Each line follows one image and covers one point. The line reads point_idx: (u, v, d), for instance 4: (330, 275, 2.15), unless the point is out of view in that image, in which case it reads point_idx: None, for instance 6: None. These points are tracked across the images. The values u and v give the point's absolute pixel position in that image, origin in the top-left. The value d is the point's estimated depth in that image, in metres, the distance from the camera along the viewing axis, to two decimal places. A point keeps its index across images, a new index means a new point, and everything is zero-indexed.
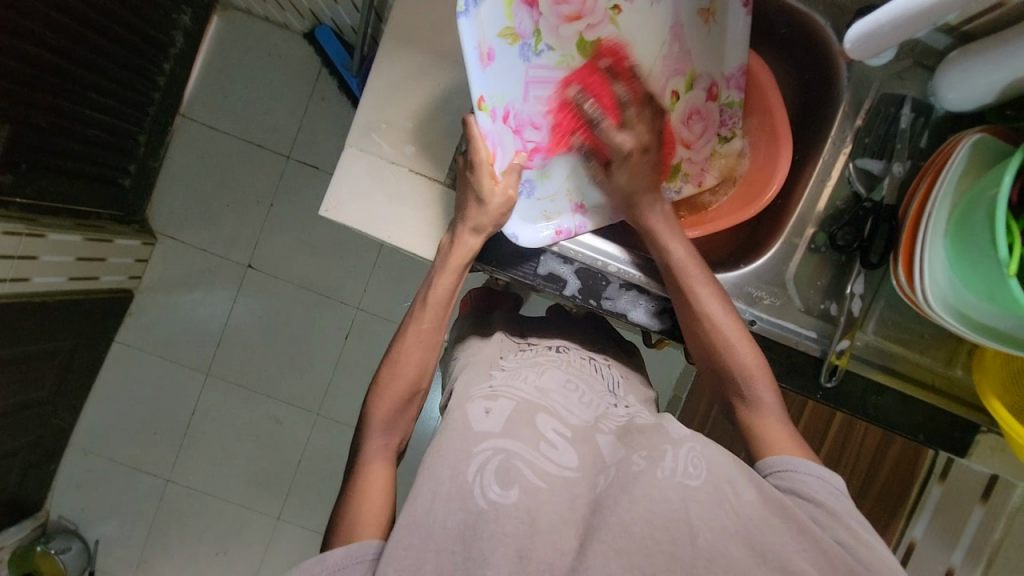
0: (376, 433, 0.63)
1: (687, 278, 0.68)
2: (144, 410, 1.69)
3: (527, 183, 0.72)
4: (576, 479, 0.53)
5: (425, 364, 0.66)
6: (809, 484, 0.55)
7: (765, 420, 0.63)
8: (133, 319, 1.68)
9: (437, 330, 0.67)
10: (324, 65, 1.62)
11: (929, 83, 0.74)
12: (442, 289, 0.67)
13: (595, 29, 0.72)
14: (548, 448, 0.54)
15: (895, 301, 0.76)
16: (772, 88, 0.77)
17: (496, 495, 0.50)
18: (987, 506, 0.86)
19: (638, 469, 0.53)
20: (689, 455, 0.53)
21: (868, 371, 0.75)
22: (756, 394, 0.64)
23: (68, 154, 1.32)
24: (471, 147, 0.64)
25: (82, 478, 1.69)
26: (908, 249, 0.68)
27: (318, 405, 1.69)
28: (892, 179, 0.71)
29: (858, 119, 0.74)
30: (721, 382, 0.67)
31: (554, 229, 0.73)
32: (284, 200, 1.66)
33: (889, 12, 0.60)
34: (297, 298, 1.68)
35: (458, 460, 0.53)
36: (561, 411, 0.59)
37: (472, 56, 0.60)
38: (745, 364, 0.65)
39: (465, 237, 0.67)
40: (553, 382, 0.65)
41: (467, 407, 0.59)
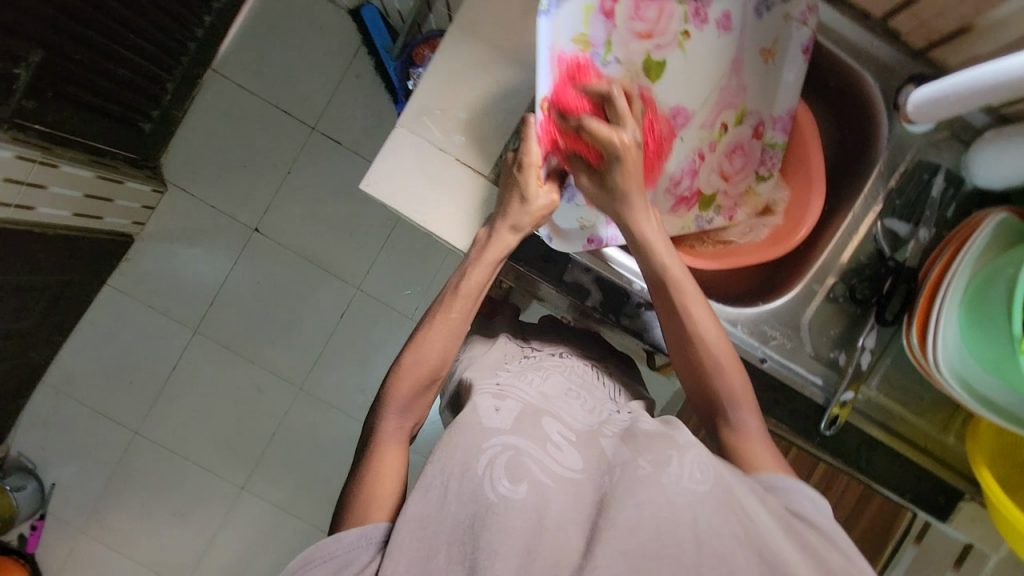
0: (391, 414, 0.62)
1: (677, 294, 0.64)
2: (125, 358, 1.66)
3: (568, 187, 0.71)
4: (583, 482, 0.54)
5: (447, 353, 0.65)
6: (807, 505, 0.53)
7: (750, 444, 0.62)
8: (129, 264, 1.65)
9: (463, 320, 0.66)
10: (364, 44, 1.63)
11: (962, 156, 0.76)
12: (475, 280, 0.66)
13: (663, 50, 0.72)
14: (554, 448, 0.55)
15: (901, 361, 0.77)
16: (812, 141, 0.80)
17: (506, 489, 0.51)
18: (958, 572, 0.88)
19: (644, 472, 0.52)
20: (695, 460, 0.53)
21: (866, 426, 0.77)
22: (740, 418, 0.63)
23: (94, 90, 1.30)
24: (523, 149, 0.65)
25: (49, 417, 1.65)
26: (925, 312, 0.70)
27: (302, 379, 1.67)
28: (918, 243, 0.74)
29: (892, 180, 0.77)
30: (704, 405, 0.65)
31: (585, 237, 0.73)
32: (302, 170, 1.65)
33: (953, 83, 0.64)
34: (299, 269, 1.66)
35: (467, 455, 0.53)
36: (564, 416, 0.60)
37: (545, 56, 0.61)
38: (733, 387, 0.63)
39: (501, 232, 0.67)
40: (557, 387, 0.66)
41: (476, 401, 0.60)
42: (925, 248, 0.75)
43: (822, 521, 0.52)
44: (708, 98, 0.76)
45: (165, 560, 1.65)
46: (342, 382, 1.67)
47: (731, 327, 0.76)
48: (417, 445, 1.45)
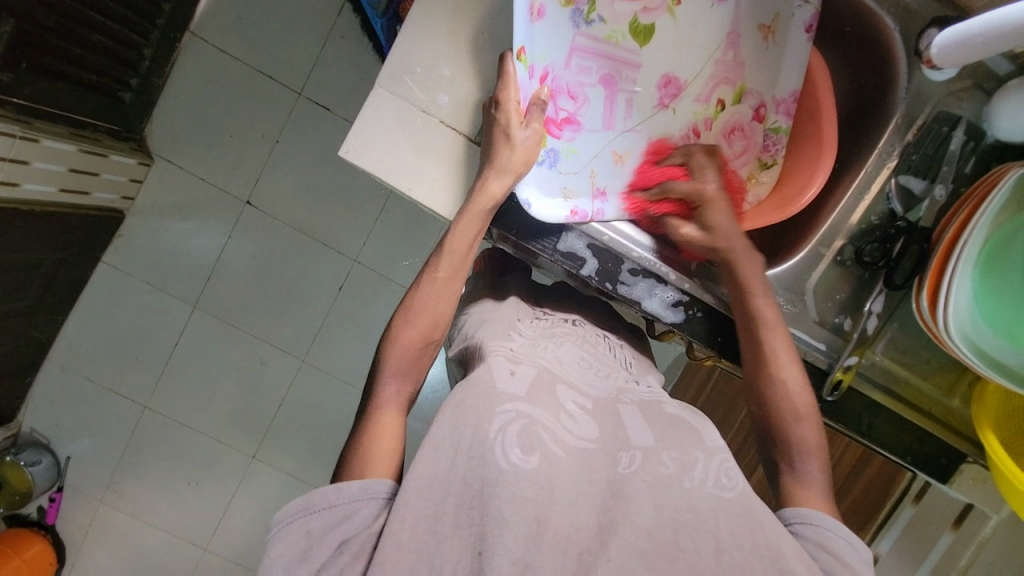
0: (389, 378, 0.61)
1: (771, 342, 0.65)
2: (126, 335, 1.66)
3: (551, 151, 0.70)
4: (594, 451, 0.53)
5: (439, 314, 0.64)
6: (843, 548, 0.53)
7: (806, 493, 0.60)
8: (122, 241, 1.62)
9: (451, 282, 0.64)
10: (348, 1, 1.53)
11: (984, 107, 0.71)
12: (461, 239, 0.64)
13: (650, 14, 0.71)
14: (568, 419, 0.54)
15: (907, 325, 0.75)
16: (828, 110, 0.73)
17: (517, 458, 0.49)
18: (956, 532, 0.88)
19: (667, 471, 0.52)
20: (722, 467, 0.54)
21: (868, 389, 0.75)
22: (804, 467, 0.62)
23: (68, 58, 1.23)
24: (501, 87, 0.63)
25: (58, 395, 1.67)
26: (938, 270, 0.67)
27: (304, 352, 1.67)
28: (935, 202, 0.70)
29: (909, 134, 0.72)
30: (772, 447, 0.64)
31: (570, 208, 0.68)
32: (291, 140, 1.59)
33: (984, 23, 0.59)
34: (294, 242, 1.63)
35: (480, 417, 0.51)
36: (577, 386, 0.60)
37: (522, 4, 0.62)
38: (802, 434, 0.63)
39: (488, 180, 0.63)
40: (571, 355, 0.65)
41: (490, 363, 0.57)
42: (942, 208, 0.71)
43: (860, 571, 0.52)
44: (701, 72, 0.75)
45: (183, 527, 1.71)
46: (343, 354, 1.68)
47: None
48: (419, 414, 1.46)
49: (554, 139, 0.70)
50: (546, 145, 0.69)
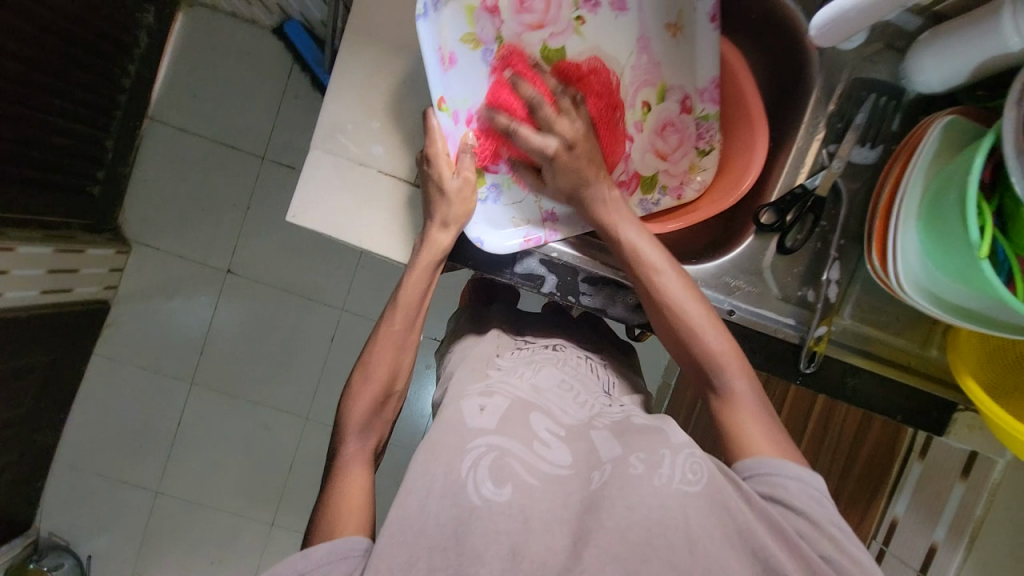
0: (353, 436, 0.62)
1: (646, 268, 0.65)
2: (128, 421, 1.66)
3: (492, 187, 0.73)
4: (568, 477, 0.54)
5: (397, 365, 0.66)
6: (790, 489, 0.53)
7: (737, 413, 0.60)
8: (111, 330, 1.64)
9: (408, 331, 0.66)
10: (295, 62, 1.58)
11: (900, 66, 0.73)
12: (414, 289, 0.66)
13: (559, 38, 0.74)
14: (542, 447, 0.55)
15: (870, 286, 0.76)
16: (751, 88, 0.78)
17: (489, 491, 0.50)
18: (966, 482, 0.83)
19: (636, 473, 0.52)
20: (688, 462, 0.52)
21: (845, 355, 0.76)
22: (728, 384, 0.61)
23: (33, 165, 1.26)
24: (428, 142, 0.66)
25: (70, 493, 1.66)
26: (883, 231, 0.69)
27: (307, 409, 1.67)
28: (829, 171, 0.72)
29: (831, 104, 0.74)
30: (693, 375, 0.64)
31: (520, 238, 0.71)
32: (261, 204, 1.62)
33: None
34: (280, 302, 1.65)
35: (452, 455, 0.53)
36: (556, 411, 0.60)
37: (430, 57, 0.64)
38: (712, 350, 0.62)
39: (433, 233, 0.66)
40: (551, 380, 0.65)
41: (461, 403, 0.59)
42: (839, 176, 0.73)
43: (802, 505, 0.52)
44: (621, 82, 0.77)
45: None
46: None
47: None
48: None
49: (492, 175, 0.73)
50: (485, 183, 0.73)
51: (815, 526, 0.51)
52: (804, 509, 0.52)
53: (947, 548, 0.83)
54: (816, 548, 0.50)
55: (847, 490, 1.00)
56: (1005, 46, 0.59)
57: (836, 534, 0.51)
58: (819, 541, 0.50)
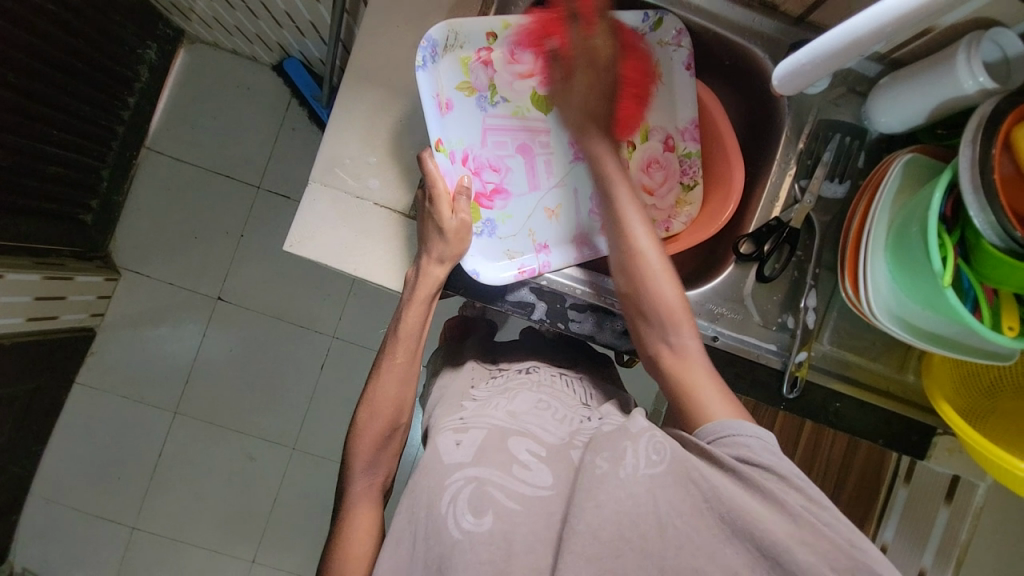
0: (359, 475, 0.65)
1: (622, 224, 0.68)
2: (108, 453, 1.61)
3: (487, 223, 0.76)
4: (551, 497, 0.57)
5: (402, 400, 0.67)
6: (751, 446, 0.54)
7: (689, 369, 0.63)
8: (95, 358, 1.61)
9: (410, 365, 0.68)
10: (294, 96, 1.63)
11: (862, 108, 0.78)
12: (411, 321, 0.68)
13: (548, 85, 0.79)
14: (520, 470, 0.58)
15: (846, 313, 0.79)
16: (724, 121, 0.82)
17: (469, 524, 0.54)
18: (951, 506, 0.85)
19: (601, 470, 0.54)
20: (651, 444, 0.55)
21: (827, 381, 0.78)
22: (681, 340, 0.65)
23: (26, 192, 1.27)
24: (429, 183, 0.67)
25: (42, 530, 1.59)
26: (854, 263, 0.72)
27: (293, 438, 1.64)
28: (802, 206, 0.76)
29: (800, 142, 0.79)
30: (647, 331, 0.67)
31: (516, 269, 0.74)
32: (254, 231, 1.64)
33: (806, 55, 0.61)
34: (270, 329, 1.64)
35: (433, 494, 0.57)
36: (535, 433, 0.63)
37: (428, 103, 0.68)
38: (672, 308, 0.65)
39: (429, 267, 0.68)
40: (527, 403, 0.68)
41: (438, 439, 0.62)
42: (811, 210, 0.77)
43: (767, 460, 0.53)
44: None
45: None
46: (333, 434, 1.65)
47: None
48: None
49: (488, 211, 0.76)
50: (481, 219, 0.75)
51: (788, 482, 0.52)
52: (765, 464, 0.53)
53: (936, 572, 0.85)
54: (792, 499, 0.51)
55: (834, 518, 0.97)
56: (961, 88, 0.64)
57: (808, 488, 0.52)
58: (788, 493, 0.51)
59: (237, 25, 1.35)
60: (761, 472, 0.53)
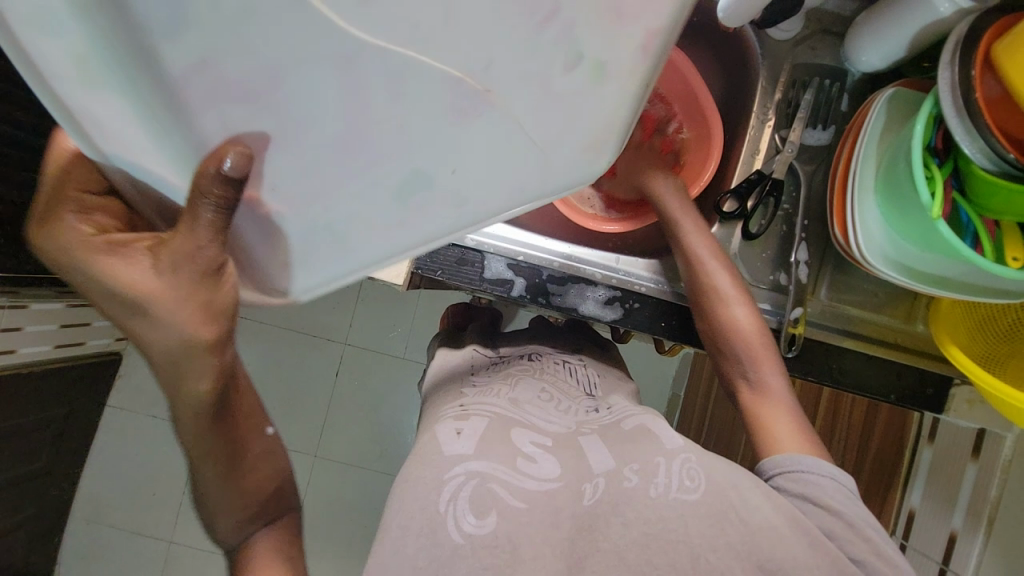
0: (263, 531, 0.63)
1: (694, 262, 0.71)
2: (141, 470, 1.67)
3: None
4: (559, 489, 0.58)
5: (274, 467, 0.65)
6: (822, 488, 0.59)
7: (769, 403, 0.67)
8: (123, 380, 1.68)
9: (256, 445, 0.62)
10: None
11: (840, 50, 0.75)
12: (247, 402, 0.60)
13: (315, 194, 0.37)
14: (525, 463, 0.59)
15: (843, 264, 0.76)
16: None
17: (471, 526, 0.54)
18: (978, 462, 0.79)
19: (631, 484, 0.57)
20: (684, 468, 0.58)
21: (827, 335, 0.74)
22: (762, 375, 0.68)
23: None
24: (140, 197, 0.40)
25: (87, 547, 1.66)
26: (841, 207, 0.68)
27: (314, 446, 1.66)
28: (784, 155, 0.73)
29: (777, 91, 0.76)
30: (728, 364, 0.70)
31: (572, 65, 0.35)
32: None
33: None
34: (284, 340, 1.68)
35: (429, 490, 0.56)
36: (539, 424, 0.64)
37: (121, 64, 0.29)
38: (750, 343, 0.68)
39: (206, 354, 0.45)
40: (528, 392, 0.69)
41: (439, 429, 0.63)
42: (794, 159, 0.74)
43: (837, 507, 0.57)
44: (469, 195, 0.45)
45: None
46: (353, 439, 1.67)
47: (662, 278, 0.77)
48: None
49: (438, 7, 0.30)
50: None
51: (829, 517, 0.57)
52: (834, 507, 0.57)
53: (968, 536, 0.79)
54: (848, 549, 0.55)
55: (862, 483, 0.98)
56: (937, 13, 0.61)
57: (866, 526, 0.57)
58: (849, 541, 0.55)
59: None
60: (832, 518, 0.57)
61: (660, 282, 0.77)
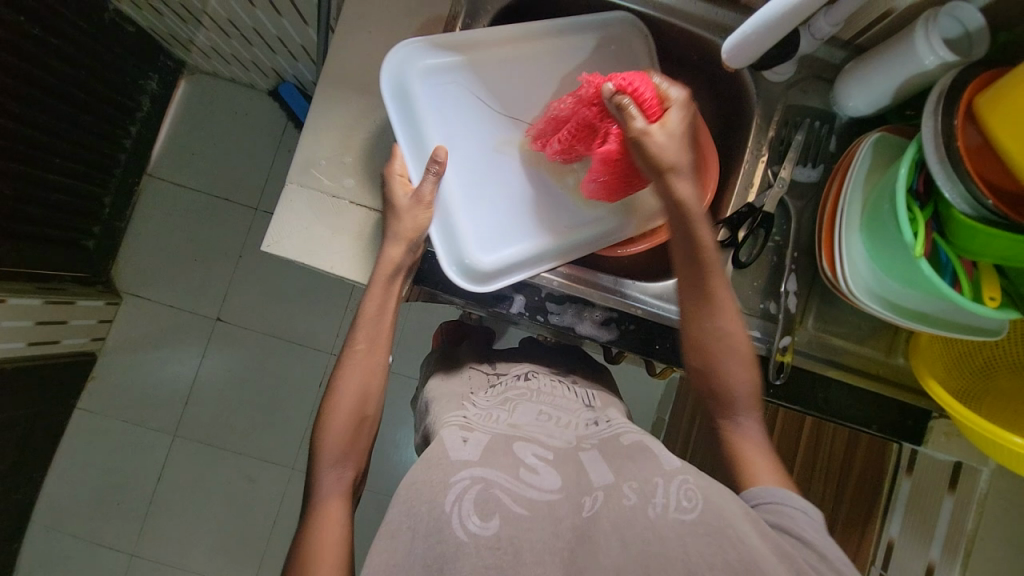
0: (328, 469, 0.66)
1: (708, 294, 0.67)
2: (107, 478, 1.60)
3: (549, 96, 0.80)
4: (559, 501, 0.58)
5: (366, 392, 0.69)
6: (798, 520, 0.58)
7: (749, 447, 0.68)
8: (96, 382, 1.62)
9: (372, 356, 0.71)
10: (289, 120, 1.68)
11: (830, 95, 0.80)
12: (372, 306, 0.70)
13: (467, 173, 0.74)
14: (529, 474, 0.60)
15: (830, 296, 0.79)
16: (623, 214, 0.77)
17: (476, 526, 0.54)
18: (955, 493, 0.82)
19: (630, 504, 0.57)
20: (682, 489, 0.58)
21: (813, 365, 0.77)
22: (744, 421, 0.69)
23: (29, 219, 1.30)
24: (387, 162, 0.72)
25: (42, 558, 1.57)
26: (829, 241, 0.72)
27: (292, 458, 1.62)
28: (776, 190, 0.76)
29: (770, 129, 0.80)
30: (715, 406, 0.70)
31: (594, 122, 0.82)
32: (253, 252, 1.67)
33: (752, 24, 0.65)
34: (269, 348, 1.65)
35: (435, 493, 0.57)
36: (541, 438, 0.66)
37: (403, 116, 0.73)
38: (740, 390, 0.69)
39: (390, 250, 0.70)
40: (528, 415, 0.70)
41: (444, 434, 0.64)
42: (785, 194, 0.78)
43: (811, 538, 0.57)
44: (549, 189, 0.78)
45: None
46: None
47: (657, 301, 0.77)
48: None
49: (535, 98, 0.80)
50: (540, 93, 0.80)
51: (804, 546, 0.56)
52: (810, 540, 0.57)
53: (945, 566, 0.81)
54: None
55: (841, 517, 1.00)
56: (922, 65, 0.65)
57: (841, 562, 0.56)
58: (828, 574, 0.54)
59: (233, 54, 1.40)
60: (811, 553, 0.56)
61: (655, 306, 0.77)
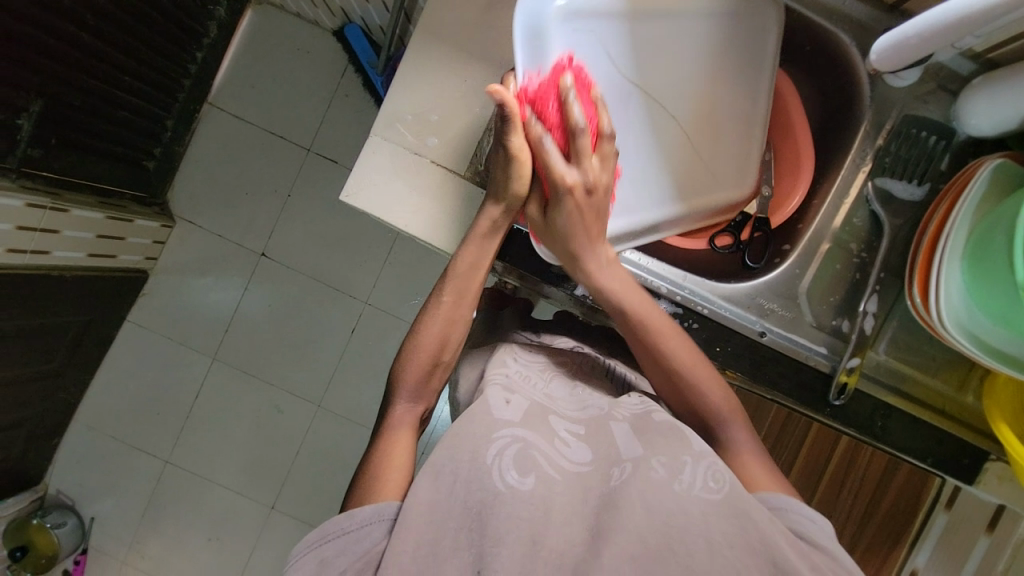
0: (403, 399, 0.66)
1: (648, 329, 0.66)
2: (148, 389, 1.70)
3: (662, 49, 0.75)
4: (590, 472, 0.57)
5: (448, 337, 0.68)
6: (805, 524, 0.55)
7: (745, 460, 0.63)
8: (146, 299, 1.70)
9: (461, 305, 0.68)
10: (350, 63, 1.65)
11: (952, 108, 0.74)
12: (467, 259, 0.68)
13: None
14: (562, 445, 0.58)
15: (907, 322, 0.75)
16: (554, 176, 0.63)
17: (513, 480, 0.53)
18: (992, 535, 0.86)
19: (657, 475, 0.55)
20: (710, 470, 0.55)
21: (878, 392, 0.75)
22: (730, 434, 0.65)
23: (96, 133, 1.33)
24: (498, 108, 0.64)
25: (84, 453, 1.70)
26: (925, 266, 0.68)
27: (320, 397, 1.69)
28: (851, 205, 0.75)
29: (879, 138, 0.75)
30: (696, 425, 0.66)
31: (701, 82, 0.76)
32: (302, 193, 1.68)
33: (915, 24, 0.62)
34: (308, 289, 1.70)
35: (478, 443, 0.56)
36: (571, 413, 0.64)
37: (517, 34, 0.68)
38: (716, 406, 0.65)
39: (488, 208, 0.67)
40: (562, 390, 0.69)
41: (487, 393, 0.62)
42: (880, 210, 0.74)
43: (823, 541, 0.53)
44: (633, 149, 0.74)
45: None
46: (358, 398, 1.69)
47: (727, 303, 0.75)
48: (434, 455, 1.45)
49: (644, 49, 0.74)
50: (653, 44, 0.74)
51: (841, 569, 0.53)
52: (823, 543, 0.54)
53: None
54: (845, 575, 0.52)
55: (864, 540, 1.00)
56: None
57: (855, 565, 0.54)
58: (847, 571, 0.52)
59: None
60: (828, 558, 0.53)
61: (723, 308, 0.75)
